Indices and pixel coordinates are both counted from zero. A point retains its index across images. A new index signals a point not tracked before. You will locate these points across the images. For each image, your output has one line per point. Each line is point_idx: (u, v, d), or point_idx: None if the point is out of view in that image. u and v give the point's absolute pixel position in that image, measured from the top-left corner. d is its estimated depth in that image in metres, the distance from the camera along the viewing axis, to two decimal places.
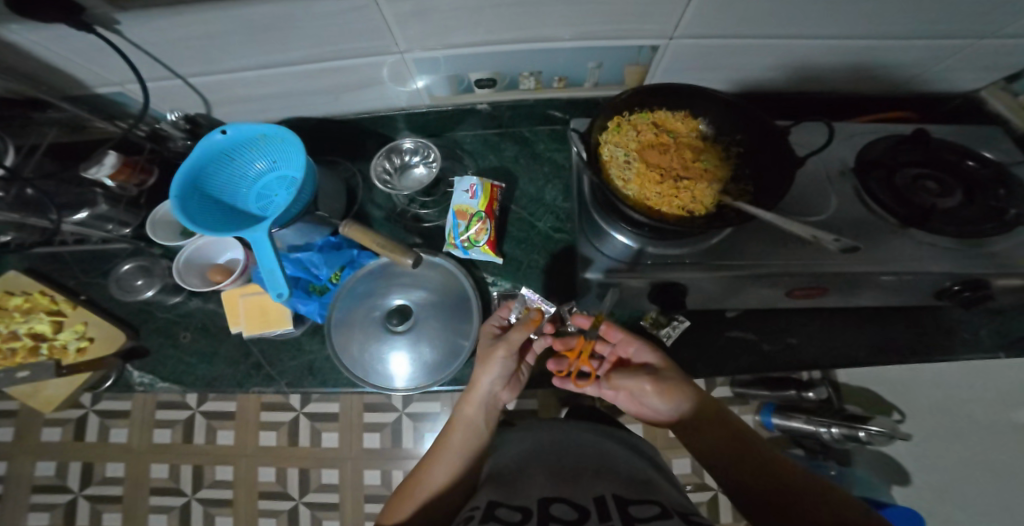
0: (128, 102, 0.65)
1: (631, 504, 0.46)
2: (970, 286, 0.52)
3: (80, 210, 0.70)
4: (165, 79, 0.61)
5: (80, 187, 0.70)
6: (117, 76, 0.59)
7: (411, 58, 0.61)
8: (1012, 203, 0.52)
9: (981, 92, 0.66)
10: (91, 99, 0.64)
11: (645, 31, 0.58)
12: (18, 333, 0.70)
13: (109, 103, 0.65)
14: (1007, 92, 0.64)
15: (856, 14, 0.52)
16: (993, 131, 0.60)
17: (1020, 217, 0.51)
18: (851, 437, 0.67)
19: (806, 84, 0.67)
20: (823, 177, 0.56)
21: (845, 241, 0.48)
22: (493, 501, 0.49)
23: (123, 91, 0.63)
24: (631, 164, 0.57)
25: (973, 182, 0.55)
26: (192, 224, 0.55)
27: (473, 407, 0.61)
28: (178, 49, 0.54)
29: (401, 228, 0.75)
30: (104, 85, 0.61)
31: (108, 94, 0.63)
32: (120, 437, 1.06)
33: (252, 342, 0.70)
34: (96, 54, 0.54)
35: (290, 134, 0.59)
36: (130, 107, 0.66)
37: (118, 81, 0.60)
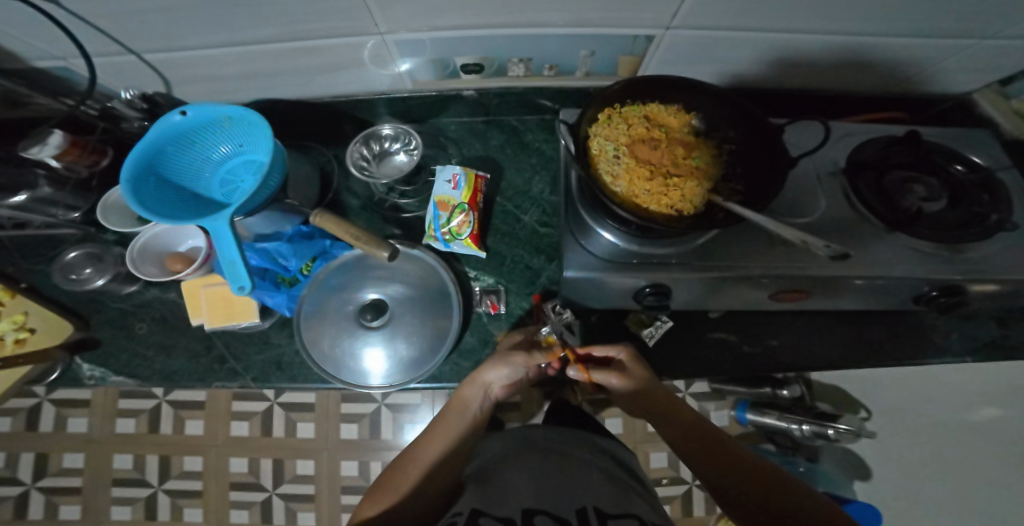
0: (75, 78, 0.60)
1: (612, 519, 0.45)
2: (947, 292, 0.52)
3: (18, 193, 0.65)
4: (117, 54, 0.56)
5: (20, 168, 0.65)
6: (60, 50, 0.54)
7: (393, 40, 0.57)
8: (995, 208, 0.52)
9: (975, 95, 0.67)
10: (31, 73, 0.59)
11: (641, 20, 0.55)
12: None
13: (53, 77, 0.60)
14: (999, 96, 0.64)
15: (852, 12, 0.51)
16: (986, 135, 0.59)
17: (1002, 223, 0.51)
18: (820, 435, 0.69)
19: (801, 81, 0.66)
20: (813, 178, 0.55)
21: (835, 248, 0.46)
22: (475, 511, 0.47)
23: (67, 66, 0.58)
24: (620, 159, 0.55)
25: (959, 188, 0.54)
26: (145, 210, 0.50)
27: (473, 393, 0.59)
28: (124, 17, 0.49)
29: (379, 218, 0.71)
30: (42, 59, 0.56)
31: (49, 69, 0.58)
32: (79, 427, 1.01)
33: (215, 334, 0.66)
34: (33, 24, 0.50)
35: (257, 117, 0.54)
36: (77, 83, 0.61)
37: (61, 55, 0.55)
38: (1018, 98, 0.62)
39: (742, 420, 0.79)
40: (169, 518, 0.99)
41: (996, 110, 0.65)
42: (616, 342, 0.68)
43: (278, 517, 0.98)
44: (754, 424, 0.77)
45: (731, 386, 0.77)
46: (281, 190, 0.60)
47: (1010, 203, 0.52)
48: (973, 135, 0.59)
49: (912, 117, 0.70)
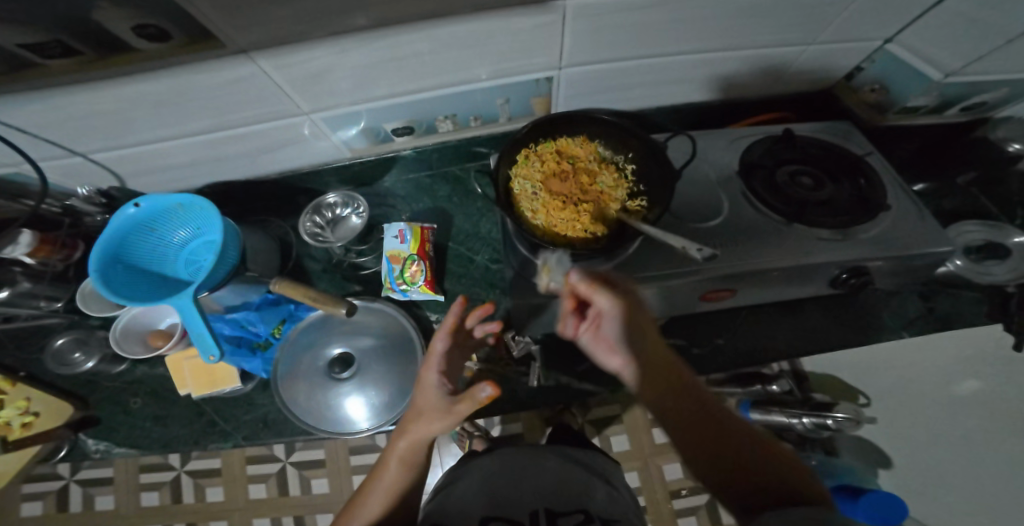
0: (26, 181, 0.67)
1: (560, 517, 0.53)
2: (853, 272, 0.54)
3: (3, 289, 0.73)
4: (64, 157, 0.63)
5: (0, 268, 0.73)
6: (8, 156, 0.61)
7: (320, 117, 0.65)
8: (872, 191, 0.56)
9: (834, 89, 0.71)
10: None
11: (535, 64, 0.62)
12: None
13: (13, 183, 0.67)
14: (848, 88, 0.70)
15: (713, 28, 0.56)
16: (850, 126, 0.65)
17: (880, 205, 0.54)
18: (822, 426, 0.66)
19: (700, 96, 0.72)
20: (713, 182, 0.60)
21: (706, 250, 0.53)
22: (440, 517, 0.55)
23: (19, 171, 0.65)
24: (537, 195, 0.60)
25: (839, 174, 0.58)
26: (116, 296, 0.57)
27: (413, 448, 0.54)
28: (73, 127, 0.57)
29: (339, 277, 0.77)
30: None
31: (5, 175, 0.66)
32: (105, 504, 1.07)
33: (204, 401, 0.72)
34: None
35: (207, 203, 0.61)
36: (30, 185, 0.68)
37: (11, 161, 0.62)
38: (861, 89, 0.68)
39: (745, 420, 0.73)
40: None
41: (854, 103, 0.70)
42: (573, 360, 0.71)
43: None
44: (760, 424, 0.71)
45: (726, 386, 0.75)
46: (241, 264, 0.66)
47: (883, 185, 0.56)
48: (843, 129, 0.64)
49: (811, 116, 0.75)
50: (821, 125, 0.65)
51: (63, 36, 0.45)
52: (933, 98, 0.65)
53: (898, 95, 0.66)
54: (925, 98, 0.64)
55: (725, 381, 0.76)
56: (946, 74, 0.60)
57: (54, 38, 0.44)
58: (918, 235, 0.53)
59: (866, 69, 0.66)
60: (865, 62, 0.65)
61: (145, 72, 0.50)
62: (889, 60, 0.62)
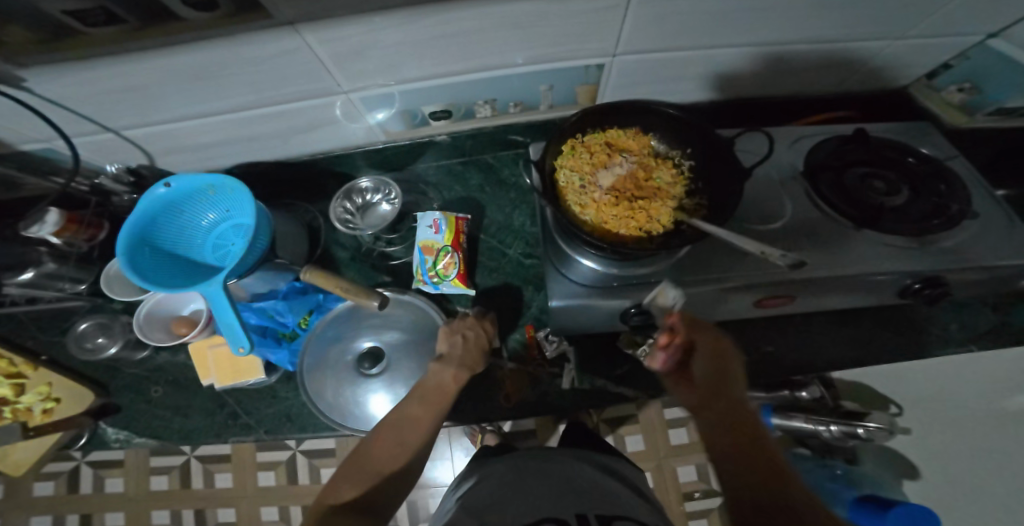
0: (59, 157, 0.64)
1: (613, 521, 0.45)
2: (930, 282, 0.51)
3: (26, 271, 0.69)
4: (95, 133, 0.59)
5: (23, 246, 0.68)
6: (41, 133, 0.58)
7: (358, 97, 0.62)
8: (953, 198, 0.53)
9: (910, 89, 0.68)
10: (19, 157, 0.63)
11: (589, 50, 0.58)
12: None
13: (43, 159, 0.64)
14: (929, 88, 0.66)
15: (791, 18, 0.53)
16: (925, 126, 0.61)
17: (963, 213, 0.52)
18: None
19: (760, 90, 0.68)
20: (777, 183, 0.57)
21: (791, 256, 0.51)
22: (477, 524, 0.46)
23: (52, 147, 0.61)
24: (587, 189, 0.56)
25: (916, 180, 0.55)
26: (144, 281, 0.54)
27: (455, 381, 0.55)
28: (105, 102, 0.53)
29: (368, 267, 0.74)
30: (28, 142, 0.60)
31: (35, 151, 0.62)
32: (116, 487, 1.05)
33: (227, 393, 0.69)
34: (10, 113, 0.53)
35: (239, 185, 0.58)
36: (62, 161, 0.64)
37: (44, 137, 0.59)
38: (945, 91, 0.64)
39: None
40: None
41: (931, 104, 0.67)
42: (610, 364, 0.68)
43: None
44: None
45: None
46: (270, 251, 0.63)
47: (967, 192, 0.53)
48: (912, 130, 0.61)
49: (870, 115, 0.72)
50: (888, 124, 0.62)
51: (106, 2, 0.42)
52: None
53: (990, 95, 0.61)
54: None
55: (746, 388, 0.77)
56: None
57: (98, 4, 0.42)
58: (997, 246, 0.50)
59: (956, 66, 0.62)
60: (956, 59, 0.62)
61: (185, 42, 0.46)
62: (987, 58, 0.58)
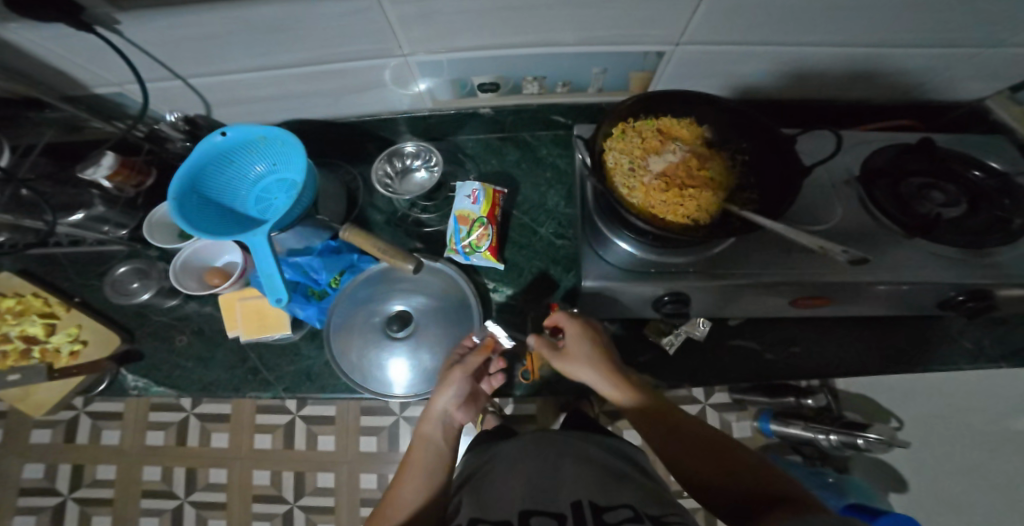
0: (128, 102, 0.62)
1: (605, 511, 0.44)
2: (974, 296, 0.53)
3: (76, 212, 0.67)
4: (164, 80, 0.58)
5: (76, 188, 0.67)
6: (116, 76, 0.57)
7: (415, 61, 0.61)
8: (1016, 212, 0.53)
9: (988, 101, 0.67)
10: (91, 99, 0.61)
11: (651, 37, 0.58)
12: (9, 335, 0.67)
13: (107, 102, 0.62)
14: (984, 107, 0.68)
15: (869, 21, 0.53)
16: (998, 140, 0.60)
17: None
18: (850, 444, 0.68)
19: (812, 92, 0.68)
20: (829, 187, 0.57)
21: (854, 253, 0.45)
22: (472, 520, 0.48)
23: (122, 91, 0.60)
24: (637, 172, 0.57)
25: (977, 193, 0.55)
26: (187, 224, 0.54)
27: (432, 428, 0.58)
28: (179, 49, 0.53)
29: (402, 232, 0.75)
30: (101, 85, 0.58)
31: (107, 95, 0.60)
32: (112, 440, 1.05)
33: (250, 347, 0.69)
34: (93, 52, 0.52)
35: (291, 137, 0.58)
36: (130, 107, 0.63)
37: (118, 81, 0.57)
38: None
39: (767, 431, 0.79)
40: None
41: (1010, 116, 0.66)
42: (633, 349, 0.69)
43: None
44: (778, 434, 0.78)
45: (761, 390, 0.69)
46: (311, 207, 0.63)
47: None
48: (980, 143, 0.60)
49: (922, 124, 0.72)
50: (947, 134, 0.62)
51: None
52: None
53: None
54: None
55: (751, 390, 0.81)
56: None
57: None
58: None
59: None
60: None
61: None
62: None
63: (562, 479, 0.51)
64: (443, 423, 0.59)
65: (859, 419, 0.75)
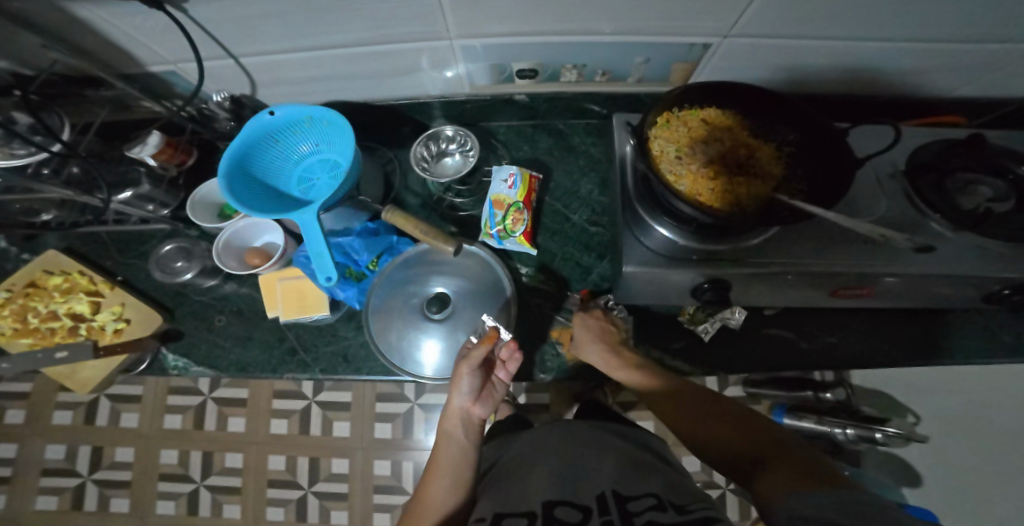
0: (179, 82, 0.62)
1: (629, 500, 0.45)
2: (1019, 290, 0.54)
3: (123, 190, 0.65)
4: (218, 58, 0.58)
5: (123, 165, 0.65)
6: (175, 55, 0.57)
7: (461, 45, 0.61)
8: None
9: None
10: (143, 78, 0.61)
11: (701, 28, 0.58)
12: (58, 313, 0.68)
13: (158, 81, 0.62)
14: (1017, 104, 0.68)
15: (927, 13, 0.53)
16: None
17: None
18: (867, 438, 0.66)
19: (852, 86, 0.68)
20: (875, 180, 0.58)
21: (916, 241, 0.47)
22: (496, 514, 0.48)
23: (176, 70, 0.60)
24: (683, 160, 0.57)
25: None
26: (238, 203, 0.54)
27: (452, 424, 0.59)
28: (240, 28, 0.52)
29: (437, 216, 0.76)
30: (156, 63, 0.58)
31: (160, 73, 0.60)
32: (131, 422, 1.06)
33: (288, 327, 0.69)
34: (159, 31, 0.52)
35: (339, 117, 0.58)
36: (179, 86, 0.63)
37: (174, 59, 0.57)
38: None
39: (778, 424, 0.76)
40: (209, 515, 1.03)
41: None
42: (668, 337, 0.69)
43: (314, 515, 1.01)
44: (791, 427, 0.75)
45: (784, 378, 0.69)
46: (354, 189, 0.63)
47: None
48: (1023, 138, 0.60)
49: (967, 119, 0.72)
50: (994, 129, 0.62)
51: None
52: None
53: None
54: None
55: (762, 383, 0.78)
56: None
57: None
58: None
59: None
60: None
61: None
62: None
63: (581, 473, 0.51)
64: (462, 420, 0.60)
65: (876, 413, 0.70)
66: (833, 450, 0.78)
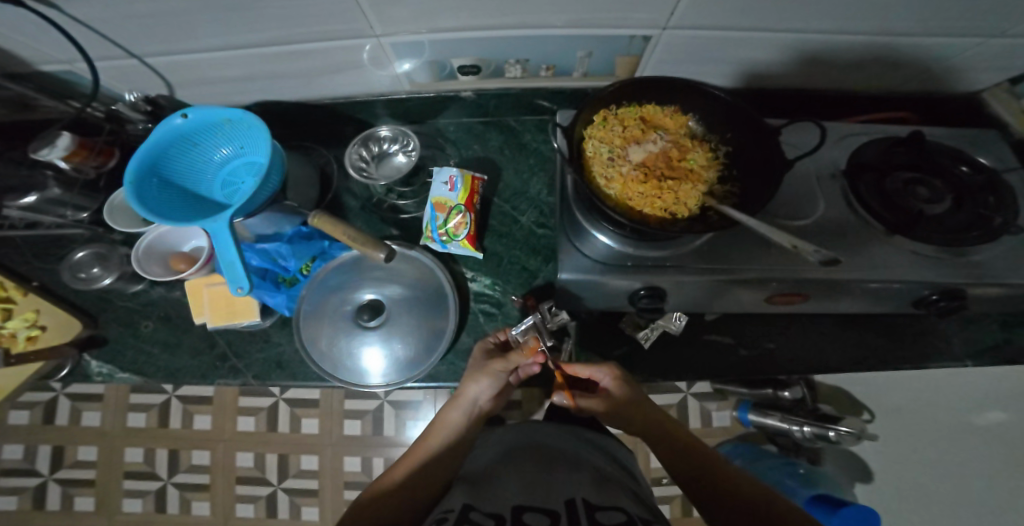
0: (80, 82, 0.60)
1: (598, 511, 0.45)
2: (947, 295, 0.52)
3: (28, 194, 0.66)
4: (120, 59, 0.56)
5: (30, 168, 0.66)
6: (65, 54, 0.54)
7: (390, 43, 0.58)
8: (1001, 211, 0.52)
9: (984, 93, 0.67)
10: (38, 78, 0.59)
11: (637, 20, 0.55)
12: None
13: (59, 81, 0.60)
14: (954, 99, 0.69)
15: (857, 10, 0.51)
16: (987, 135, 0.59)
17: (1007, 226, 0.51)
18: (821, 437, 0.69)
19: (801, 81, 0.66)
20: (812, 180, 0.56)
21: (825, 253, 0.44)
22: (467, 505, 0.49)
23: (72, 69, 0.57)
24: (616, 162, 0.55)
25: (965, 189, 0.54)
26: (142, 208, 0.51)
27: (456, 414, 0.63)
28: (131, 24, 0.50)
29: (377, 218, 0.73)
30: (48, 63, 0.56)
31: (55, 72, 0.58)
32: (92, 421, 1.03)
33: (218, 333, 0.68)
34: (32, 29, 0.50)
35: (255, 119, 0.55)
36: (83, 87, 0.61)
37: (64, 58, 0.55)
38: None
39: (745, 421, 0.81)
40: (177, 511, 1.02)
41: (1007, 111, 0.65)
42: (609, 344, 0.68)
43: (282, 511, 1.01)
44: (756, 425, 0.79)
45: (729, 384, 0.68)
46: (280, 192, 0.61)
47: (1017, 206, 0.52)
48: (968, 137, 0.59)
49: (920, 117, 0.70)
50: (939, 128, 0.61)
51: None
52: None
53: None
54: None
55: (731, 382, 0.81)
56: None
57: None
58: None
59: None
60: None
61: None
62: None
63: (556, 481, 0.51)
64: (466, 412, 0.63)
65: (833, 412, 0.73)
66: (794, 450, 0.79)
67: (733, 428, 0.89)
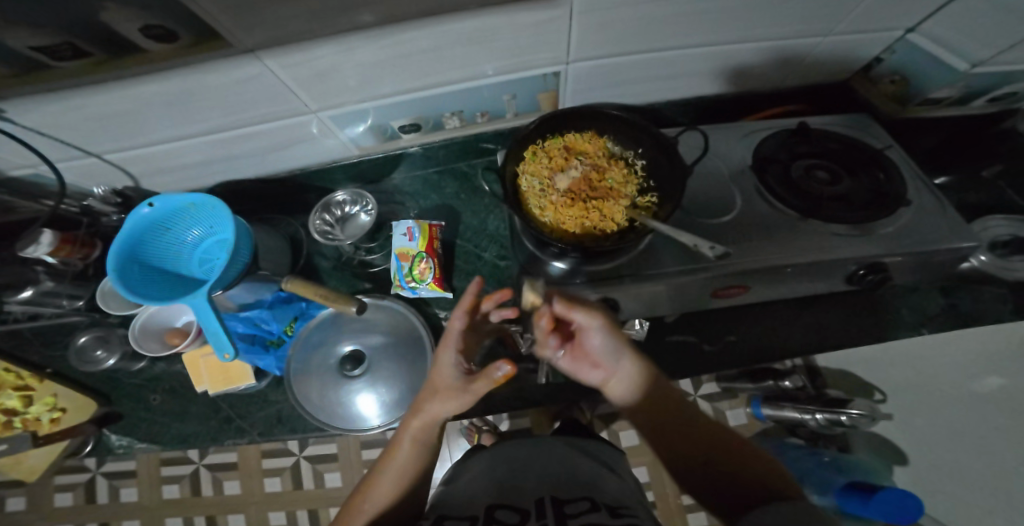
0: (45, 180, 0.70)
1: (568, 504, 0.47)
2: (871, 269, 0.55)
3: (26, 288, 0.76)
4: (80, 159, 0.65)
5: (23, 266, 0.76)
6: (27, 159, 0.64)
7: (327, 115, 0.65)
8: (891, 185, 0.56)
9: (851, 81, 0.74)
10: (13, 182, 0.69)
11: (541, 60, 0.61)
12: None
13: (31, 184, 0.71)
14: (867, 81, 0.72)
15: (720, 20, 0.57)
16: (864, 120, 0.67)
17: (899, 199, 0.55)
18: (835, 423, 0.62)
19: (708, 89, 0.72)
20: (724, 178, 0.60)
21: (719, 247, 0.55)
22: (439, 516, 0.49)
23: (37, 171, 0.68)
24: (547, 193, 0.59)
25: (855, 169, 0.59)
26: (132, 294, 0.58)
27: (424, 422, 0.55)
28: (84, 129, 0.58)
29: (349, 274, 0.80)
30: (14, 168, 0.66)
31: (24, 176, 0.69)
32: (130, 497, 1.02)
33: (220, 398, 0.73)
34: None
35: (218, 204, 0.63)
36: (50, 185, 0.71)
37: (30, 163, 0.65)
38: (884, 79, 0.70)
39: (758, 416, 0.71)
40: None
41: (871, 95, 0.73)
42: None
43: None
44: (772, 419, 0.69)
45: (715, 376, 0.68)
46: (253, 263, 0.68)
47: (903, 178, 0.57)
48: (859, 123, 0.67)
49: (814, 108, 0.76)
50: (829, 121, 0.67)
51: (72, 37, 0.46)
52: (953, 91, 0.66)
53: (923, 86, 0.67)
54: (947, 89, 0.66)
55: (735, 377, 0.73)
56: (973, 64, 0.61)
57: (67, 41, 0.46)
58: (935, 237, 0.53)
59: (885, 60, 0.68)
60: (885, 52, 0.68)
61: (162, 68, 0.51)
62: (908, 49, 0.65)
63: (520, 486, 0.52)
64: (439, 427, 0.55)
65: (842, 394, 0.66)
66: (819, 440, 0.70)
67: (752, 426, 0.75)
